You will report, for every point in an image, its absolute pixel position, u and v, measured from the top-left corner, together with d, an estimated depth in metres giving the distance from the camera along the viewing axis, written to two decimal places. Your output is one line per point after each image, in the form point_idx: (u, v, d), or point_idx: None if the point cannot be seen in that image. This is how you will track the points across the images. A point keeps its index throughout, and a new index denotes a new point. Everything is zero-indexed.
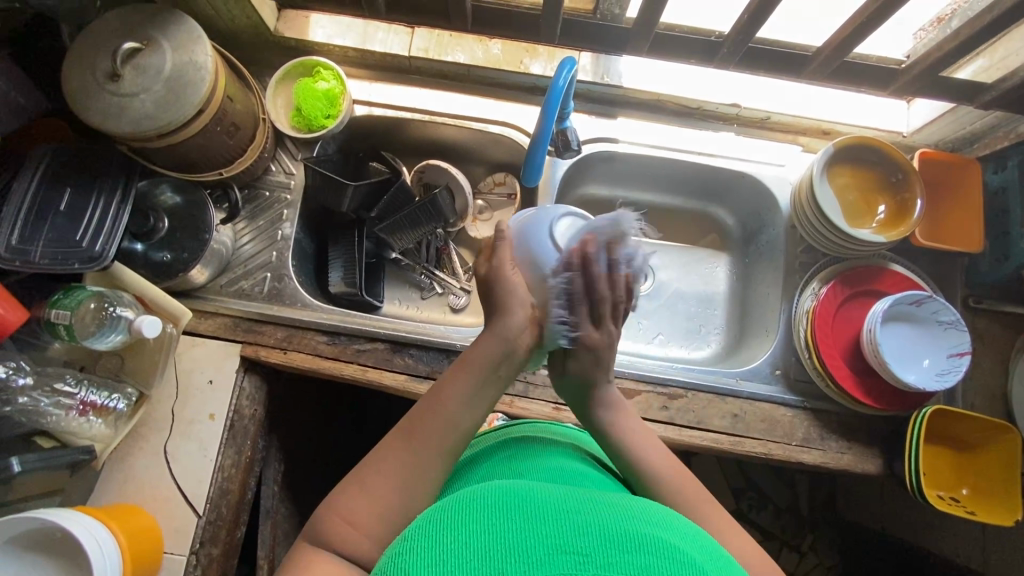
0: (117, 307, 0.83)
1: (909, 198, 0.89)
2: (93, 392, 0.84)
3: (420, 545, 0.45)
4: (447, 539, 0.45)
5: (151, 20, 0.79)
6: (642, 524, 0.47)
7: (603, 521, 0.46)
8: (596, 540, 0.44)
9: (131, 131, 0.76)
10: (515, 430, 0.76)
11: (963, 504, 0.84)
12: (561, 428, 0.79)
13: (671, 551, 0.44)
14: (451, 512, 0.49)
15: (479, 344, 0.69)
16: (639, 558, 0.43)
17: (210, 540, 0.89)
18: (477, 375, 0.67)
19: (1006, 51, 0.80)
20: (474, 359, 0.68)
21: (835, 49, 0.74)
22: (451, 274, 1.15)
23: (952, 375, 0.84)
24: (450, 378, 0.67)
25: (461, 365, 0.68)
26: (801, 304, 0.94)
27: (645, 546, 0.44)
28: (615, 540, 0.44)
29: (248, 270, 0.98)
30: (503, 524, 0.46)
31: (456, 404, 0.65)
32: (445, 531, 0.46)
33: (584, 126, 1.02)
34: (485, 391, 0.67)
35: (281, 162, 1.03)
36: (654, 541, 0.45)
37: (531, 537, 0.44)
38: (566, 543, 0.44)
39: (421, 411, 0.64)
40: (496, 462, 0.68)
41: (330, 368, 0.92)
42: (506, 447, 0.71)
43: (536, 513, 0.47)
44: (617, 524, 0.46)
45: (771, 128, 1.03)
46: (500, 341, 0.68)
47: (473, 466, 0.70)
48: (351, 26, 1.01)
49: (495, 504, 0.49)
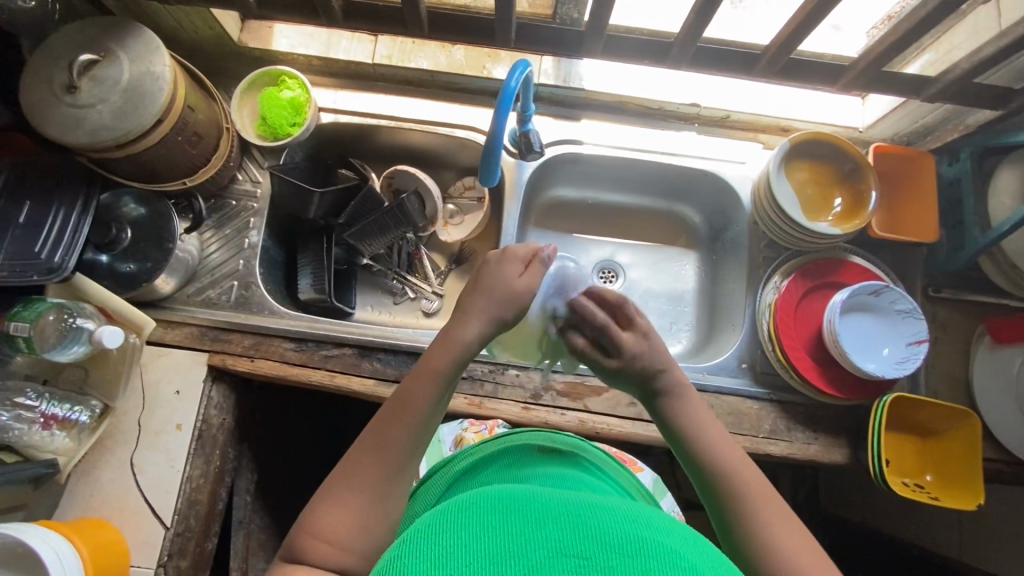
0: (78, 318, 0.82)
1: (865, 190, 0.91)
2: (54, 404, 0.82)
3: (417, 546, 0.44)
4: (445, 541, 0.44)
5: (108, 31, 0.79)
6: (645, 529, 0.46)
7: (605, 525, 0.45)
8: (598, 543, 0.43)
9: (89, 141, 0.76)
10: (513, 438, 0.75)
11: (927, 489, 0.85)
12: (561, 437, 0.79)
13: (674, 554, 0.43)
14: (450, 516, 0.48)
15: (436, 350, 0.67)
16: (640, 560, 0.41)
17: (179, 552, 0.88)
18: (440, 382, 0.65)
19: (949, 45, 0.82)
20: (433, 364, 0.65)
21: (781, 46, 0.76)
22: (423, 278, 1.16)
23: (911, 362, 0.85)
24: (410, 385, 0.64)
25: (421, 372, 0.65)
26: (763, 298, 0.95)
27: (646, 548, 0.43)
28: (617, 545, 0.43)
29: (215, 278, 0.98)
30: (503, 529, 0.45)
31: (422, 412, 0.62)
32: (443, 532, 0.45)
33: (548, 129, 1.04)
34: (445, 395, 0.66)
35: (248, 171, 1.03)
36: (655, 544, 0.44)
37: (530, 541, 0.43)
38: (567, 548, 0.43)
39: (387, 421, 0.61)
40: (497, 472, 0.68)
41: (298, 374, 0.92)
42: (504, 457, 0.70)
43: (537, 518, 0.46)
44: (621, 529, 0.45)
45: (732, 127, 1.05)
46: (458, 346, 0.67)
47: (473, 475, 0.69)
48: (315, 36, 1.02)
49: (493, 511, 0.48)
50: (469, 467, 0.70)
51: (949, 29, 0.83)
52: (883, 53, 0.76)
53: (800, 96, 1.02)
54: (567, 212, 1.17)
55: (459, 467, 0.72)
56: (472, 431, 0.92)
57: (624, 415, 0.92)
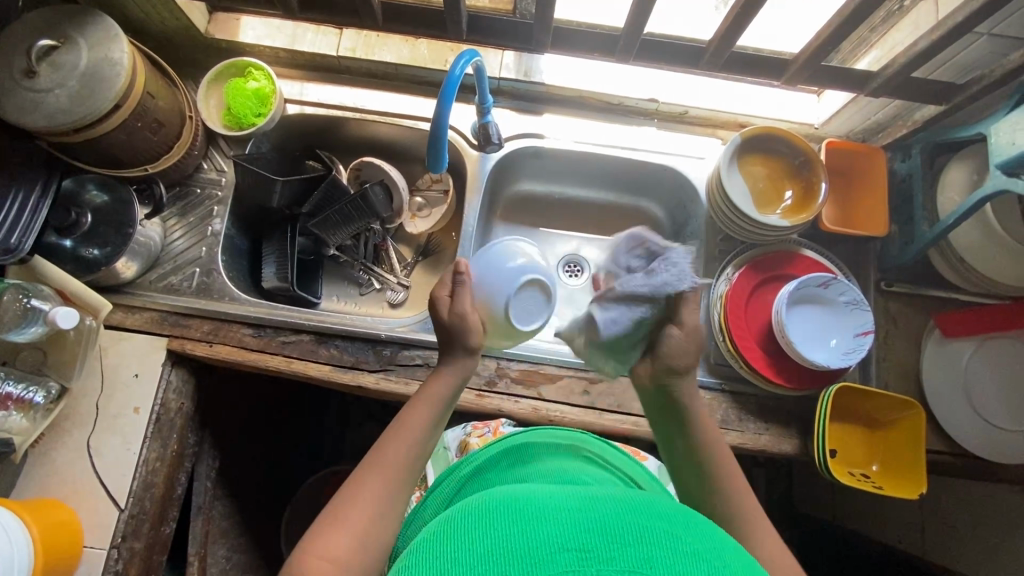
0: (34, 299, 0.83)
1: (814, 184, 0.92)
2: (11, 384, 0.83)
3: (426, 556, 0.46)
4: (451, 549, 0.45)
5: (69, 19, 0.81)
6: (644, 516, 0.48)
7: (605, 517, 0.47)
8: (602, 536, 0.45)
9: (46, 125, 0.78)
10: (515, 438, 0.77)
11: (872, 479, 0.86)
12: (548, 429, 0.81)
13: (674, 540, 0.46)
14: (454, 522, 0.50)
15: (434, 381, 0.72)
16: (642, 551, 0.44)
17: (132, 534, 0.88)
18: (437, 409, 0.69)
19: (893, 41, 0.84)
20: (430, 394, 0.70)
21: (723, 39, 0.78)
22: (389, 270, 1.17)
23: (856, 354, 0.87)
24: (415, 405, 0.69)
25: (419, 399, 0.70)
26: (715, 290, 0.96)
27: (644, 538, 0.45)
28: (619, 536, 0.45)
29: (178, 264, 0.99)
30: (506, 528, 0.47)
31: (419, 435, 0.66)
32: (451, 538, 0.47)
33: (509, 122, 1.06)
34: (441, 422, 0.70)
35: (213, 160, 1.05)
36: (657, 531, 0.46)
37: (532, 538, 0.45)
38: (570, 542, 0.44)
39: (390, 445, 0.64)
40: (504, 472, 0.69)
41: (255, 359, 0.94)
42: (508, 458, 0.72)
43: (539, 514, 0.48)
44: (623, 518, 0.47)
45: (690, 123, 1.07)
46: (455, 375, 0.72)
47: (479, 478, 0.70)
48: (281, 29, 1.05)
49: (494, 510, 0.49)
50: (474, 471, 0.72)
51: (894, 26, 0.85)
52: (820, 47, 0.78)
53: (757, 93, 1.04)
54: (533, 206, 1.18)
55: (465, 470, 0.73)
56: (476, 435, 0.94)
57: (576, 404, 0.94)
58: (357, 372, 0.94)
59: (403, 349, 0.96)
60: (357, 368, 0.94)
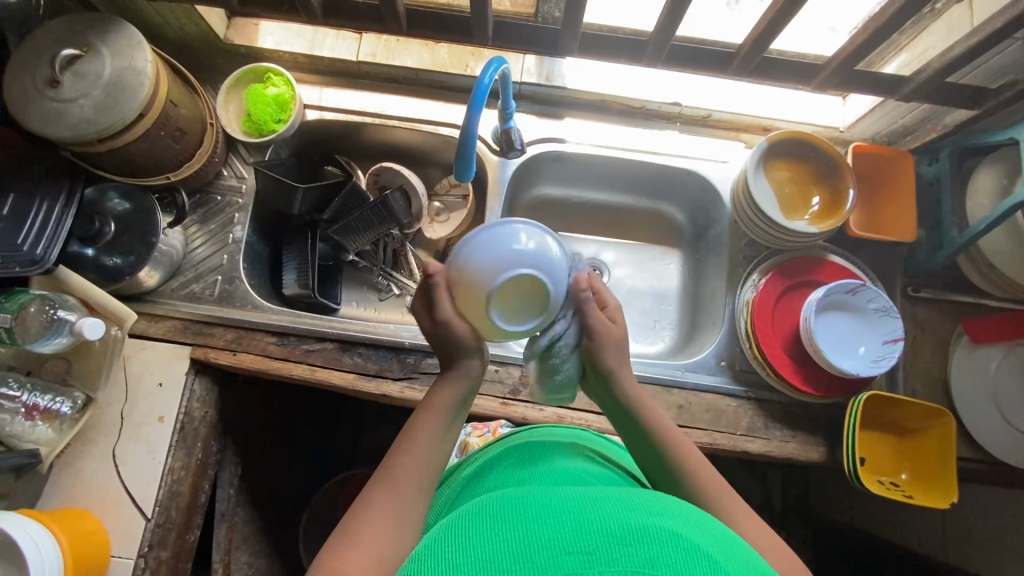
0: (60, 310, 0.83)
1: (842, 190, 0.92)
2: (37, 394, 0.84)
3: (430, 559, 0.46)
4: (454, 554, 0.45)
5: (91, 26, 0.80)
6: (646, 515, 0.48)
7: (606, 517, 0.47)
8: (602, 538, 0.44)
9: (71, 136, 0.77)
10: (516, 438, 0.75)
11: (901, 488, 0.86)
12: (547, 429, 0.80)
13: (676, 538, 0.45)
14: (456, 529, 0.49)
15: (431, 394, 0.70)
16: (645, 549, 0.43)
17: (159, 543, 0.88)
18: (439, 418, 0.67)
19: (925, 45, 0.83)
20: (429, 410, 0.68)
21: (756, 43, 0.77)
22: (408, 275, 1.16)
23: (886, 361, 0.86)
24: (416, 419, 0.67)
25: (419, 417, 0.68)
26: (742, 296, 0.96)
27: (648, 537, 0.44)
28: (620, 536, 0.44)
29: (200, 272, 0.99)
30: (510, 532, 0.46)
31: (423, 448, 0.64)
32: (454, 541, 0.47)
33: (530, 127, 1.05)
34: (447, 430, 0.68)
35: (233, 167, 1.04)
36: (659, 530, 0.45)
37: (533, 542, 0.45)
38: (571, 544, 0.44)
39: (394, 462, 0.63)
40: (506, 471, 0.67)
41: (280, 368, 0.93)
42: (509, 455, 0.70)
43: (541, 517, 0.48)
44: (624, 518, 0.47)
45: (714, 126, 1.06)
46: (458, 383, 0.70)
47: (481, 478, 0.69)
48: (300, 34, 1.04)
49: (498, 514, 0.49)
50: (476, 472, 0.70)
51: (925, 29, 0.84)
52: (854, 53, 0.77)
53: (781, 96, 1.03)
54: (553, 210, 1.17)
55: (467, 473, 0.72)
56: (476, 434, 0.94)
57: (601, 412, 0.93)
58: (381, 380, 0.94)
59: (427, 357, 0.96)
60: (380, 376, 0.94)
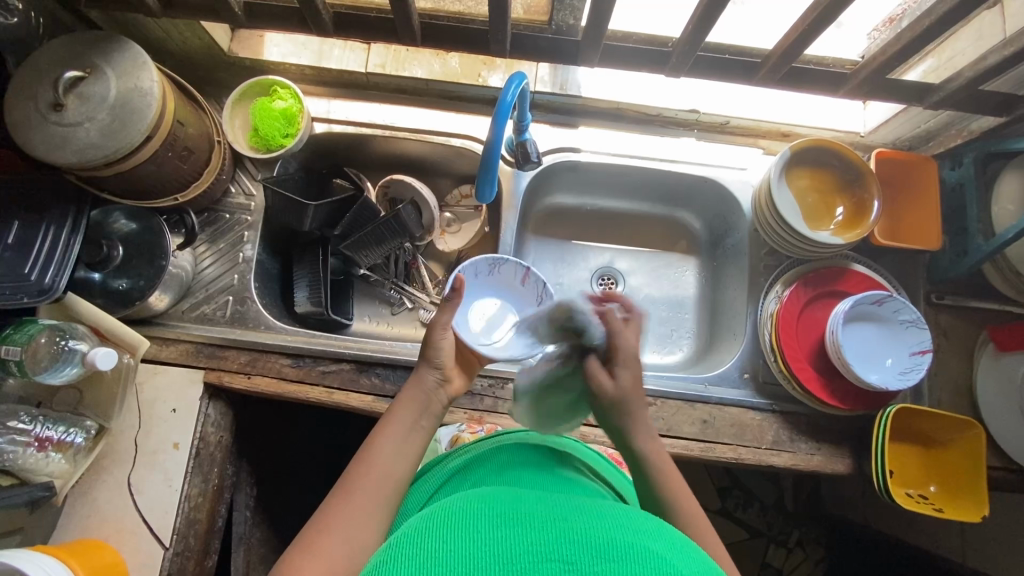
0: (71, 340, 0.81)
1: (866, 199, 0.90)
2: (49, 426, 0.80)
3: (405, 551, 0.44)
4: (428, 548, 0.44)
5: (94, 47, 0.77)
6: (637, 535, 0.44)
7: (591, 529, 0.44)
8: (587, 549, 0.41)
9: (77, 161, 0.74)
10: (509, 437, 0.73)
11: (931, 501, 0.84)
12: (534, 432, 0.76)
13: (662, 563, 0.41)
14: (443, 519, 0.48)
15: (403, 397, 0.72)
16: (627, 565, 0.40)
17: (179, 572, 0.87)
18: (404, 422, 0.68)
19: (952, 51, 0.81)
20: (396, 411, 0.70)
21: (784, 53, 0.75)
22: (421, 288, 1.14)
23: (914, 373, 0.85)
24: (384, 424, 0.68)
25: (387, 419, 0.69)
26: (766, 307, 0.94)
27: (634, 554, 0.41)
28: (603, 549, 0.41)
29: (210, 293, 0.97)
30: (491, 534, 0.44)
31: (389, 451, 0.65)
32: (432, 536, 0.45)
33: (545, 137, 1.03)
34: (415, 432, 0.68)
35: (241, 184, 1.01)
36: (643, 549, 0.42)
37: (516, 547, 0.42)
38: (552, 552, 0.41)
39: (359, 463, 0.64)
40: (492, 471, 0.66)
41: (294, 392, 0.91)
42: (497, 455, 0.68)
43: (528, 522, 0.45)
44: (609, 533, 0.44)
45: (731, 133, 1.04)
46: (420, 389, 0.72)
47: (466, 473, 0.67)
48: (306, 46, 1.01)
49: (480, 517, 0.47)
50: (463, 465, 0.69)
51: (953, 34, 0.82)
52: (887, 61, 0.75)
53: (801, 101, 1.01)
54: (566, 219, 1.15)
55: (454, 464, 0.70)
56: (470, 432, 0.94)
57: None
58: None
59: None
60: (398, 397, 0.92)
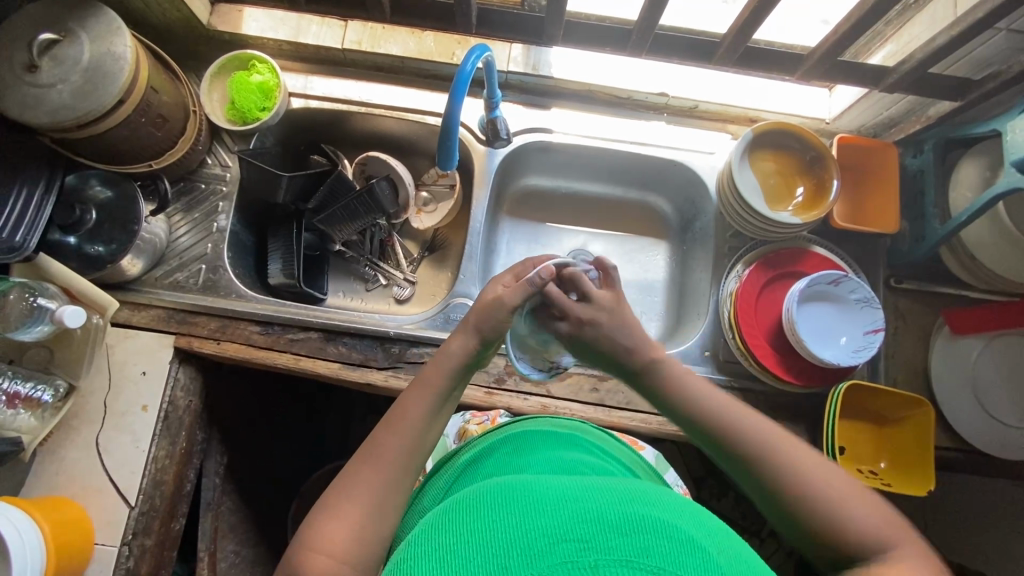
0: (41, 297, 0.82)
1: (826, 181, 0.92)
2: (18, 382, 0.83)
3: (426, 550, 0.45)
4: (447, 542, 0.44)
5: (69, 12, 0.79)
6: (643, 506, 0.46)
7: (602, 506, 0.45)
8: (597, 524, 0.43)
9: (49, 121, 0.77)
10: (517, 426, 0.75)
11: (881, 476, 0.86)
12: (548, 419, 0.78)
13: (673, 530, 0.43)
14: (451, 516, 0.48)
15: (435, 362, 0.67)
16: (639, 539, 0.42)
17: (143, 530, 0.88)
18: (436, 393, 0.64)
19: (909, 36, 0.83)
20: (431, 375, 0.65)
21: (737, 35, 0.78)
22: (395, 265, 1.16)
23: (866, 351, 0.87)
24: (416, 390, 0.65)
25: (418, 385, 0.65)
26: (725, 287, 0.96)
27: (644, 526, 0.43)
28: (616, 525, 0.43)
29: (184, 261, 0.99)
30: (506, 522, 0.45)
31: (418, 423, 0.62)
32: (448, 531, 0.46)
33: (517, 116, 1.05)
34: (444, 404, 0.65)
35: (218, 156, 1.03)
36: (653, 521, 0.44)
37: (529, 530, 0.43)
38: (565, 531, 0.42)
39: (385, 431, 0.61)
40: (504, 458, 0.67)
41: (263, 357, 0.93)
42: (507, 444, 0.70)
43: (532, 501, 0.47)
44: (620, 509, 0.45)
45: (701, 117, 1.06)
46: (458, 356, 0.66)
47: (478, 465, 0.67)
48: (285, 21, 1.03)
49: (490, 506, 0.47)
50: (473, 458, 0.69)
51: (910, 20, 0.84)
52: (837, 42, 0.78)
53: (769, 87, 1.03)
54: (540, 201, 1.17)
55: (464, 458, 0.70)
56: (475, 423, 0.89)
57: (585, 401, 0.94)
58: (365, 370, 0.94)
59: (412, 347, 0.96)
60: (364, 365, 0.94)
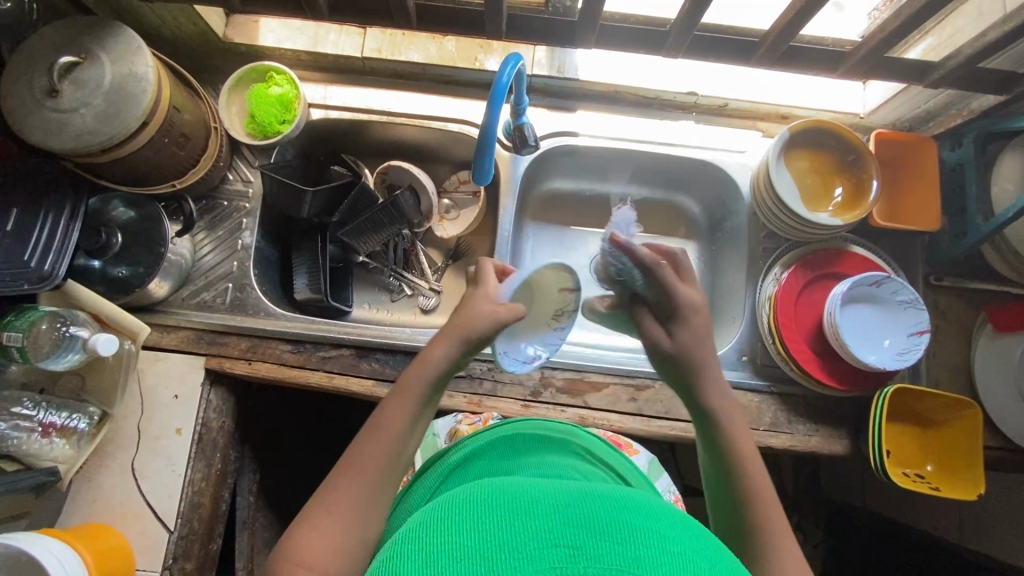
0: (71, 326, 0.81)
1: (865, 180, 0.90)
2: (52, 413, 0.82)
3: (402, 544, 0.40)
4: (425, 538, 0.40)
5: (88, 31, 0.77)
6: (638, 514, 0.41)
7: (591, 510, 0.40)
8: (587, 529, 0.38)
9: (73, 147, 0.74)
10: (508, 428, 0.72)
11: (928, 480, 0.86)
12: (538, 421, 0.75)
13: (667, 541, 0.39)
14: (432, 512, 0.44)
15: (416, 367, 0.63)
16: (632, 547, 0.37)
17: (183, 554, 0.88)
18: (418, 401, 0.61)
19: (953, 29, 0.81)
20: (413, 381, 0.61)
21: (780, 34, 0.76)
22: (420, 274, 1.14)
23: (911, 354, 0.85)
24: (395, 398, 0.61)
25: (398, 392, 0.61)
26: (763, 290, 0.94)
27: (638, 534, 0.39)
28: (606, 530, 0.38)
29: (210, 280, 0.97)
30: (488, 520, 0.40)
31: (400, 432, 0.59)
32: (425, 528, 0.41)
33: (542, 121, 1.02)
34: (424, 414, 0.62)
35: (238, 171, 1.01)
36: (645, 529, 0.39)
37: (514, 531, 0.39)
38: (551, 535, 0.38)
39: (365, 440, 0.57)
40: (495, 461, 0.64)
41: (296, 376, 0.92)
42: (500, 445, 0.66)
43: (517, 500, 0.42)
44: (613, 514, 0.40)
45: (730, 115, 1.04)
46: (440, 363, 0.63)
47: (466, 467, 0.64)
48: (302, 30, 1.01)
49: (474, 503, 0.43)
50: (462, 458, 0.66)
51: (952, 12, 0.82)
52: (883, 40, 0.76)
53: (800, 83, 1.01)
54: (565, 204, 1.15)
55: (455, 458, 0.67)
56: (466, 423, 0.91)
57: (624, 411, 0.93)
58: None
59: None
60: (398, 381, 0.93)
